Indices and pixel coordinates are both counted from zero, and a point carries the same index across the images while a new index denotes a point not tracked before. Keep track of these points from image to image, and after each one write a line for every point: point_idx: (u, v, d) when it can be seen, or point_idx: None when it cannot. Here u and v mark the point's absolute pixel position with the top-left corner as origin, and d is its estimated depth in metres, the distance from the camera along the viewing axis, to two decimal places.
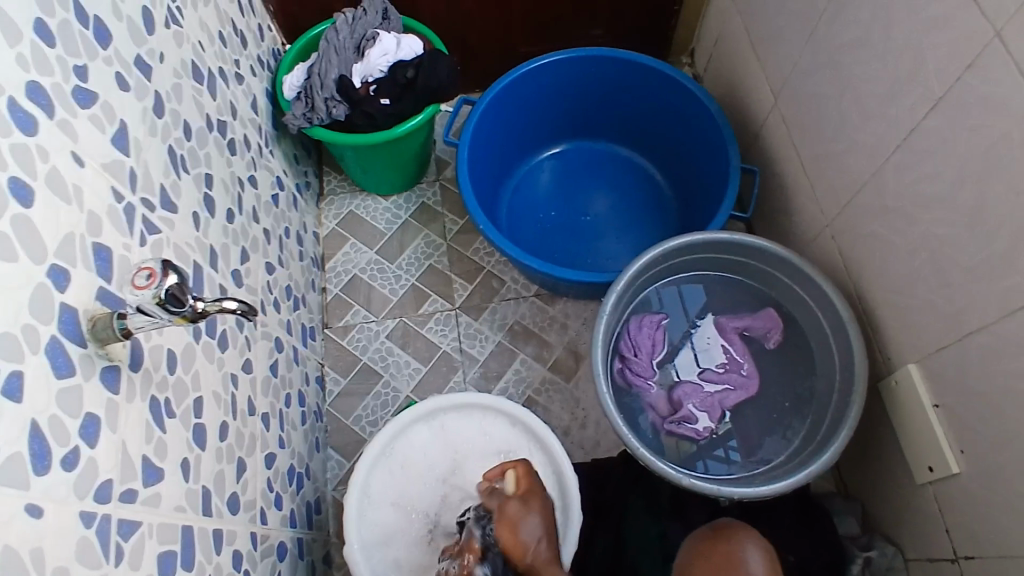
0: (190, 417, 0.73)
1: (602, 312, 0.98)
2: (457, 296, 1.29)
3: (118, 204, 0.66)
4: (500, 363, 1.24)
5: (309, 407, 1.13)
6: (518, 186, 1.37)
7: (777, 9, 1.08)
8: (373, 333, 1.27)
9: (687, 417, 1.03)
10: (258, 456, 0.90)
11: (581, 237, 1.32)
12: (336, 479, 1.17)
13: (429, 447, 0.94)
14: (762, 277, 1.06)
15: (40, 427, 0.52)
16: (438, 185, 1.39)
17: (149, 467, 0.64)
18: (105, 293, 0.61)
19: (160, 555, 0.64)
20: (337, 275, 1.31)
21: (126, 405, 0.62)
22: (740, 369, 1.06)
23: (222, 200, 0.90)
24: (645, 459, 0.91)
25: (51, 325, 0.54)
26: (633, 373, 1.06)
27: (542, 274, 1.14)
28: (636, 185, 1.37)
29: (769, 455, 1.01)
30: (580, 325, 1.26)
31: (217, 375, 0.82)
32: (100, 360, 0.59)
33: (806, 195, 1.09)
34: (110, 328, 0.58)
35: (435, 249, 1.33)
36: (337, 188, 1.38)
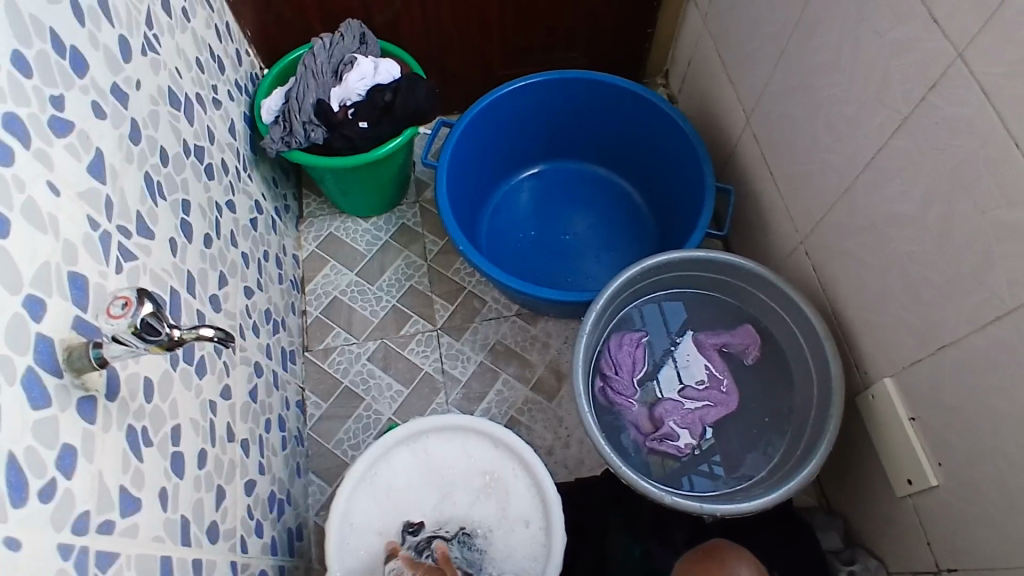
0: (168, 446, 0.73)
1: (582, 332, 0.99)
2: (439, 316, 1.29)
3: (94, 232, 0.66)
4: (482, 383, 1.24)
5: (289, 432, 1.12)
6: (499, 206, 1.38)
7: (748, 32, 1.11)
8: (354, 355, 1.26)
9: (669, 434, 1.03)
10: (237, 483, 0.89)
11: (561, 257, 1.33)
12: (318, 505, 1.16)
13: (412, 471, 0.93)
14: (739, 294, 1.08)
15: (17, 458, 0.52)
16: (418, 206, 1.39)
17: (127, 497, 0.64)
18: (82, 321, 0.61)
19: None
20: (317, 297, 1.30)
21: (103, 435, 0.62)
22: (720, 386, 1.07)
23: (200, 225, 0.90)
24: (628, 477, 0.91)
25: (27, 355, 0.54)
26: (614, 391, 1.07)
27: (522, 294, 1.14)
28: (615, 204, 1.39)
29: (751, 471, 1.02)
30: (562, 343, 1.27)
31: (196, 402, 0.81)
32: (77, 390, 0.59)
33: (780, 212, 1.11)
34: (86, 357, 0.58)
35: (416, 270, 1.33)
36: (317, 210, 1.38)
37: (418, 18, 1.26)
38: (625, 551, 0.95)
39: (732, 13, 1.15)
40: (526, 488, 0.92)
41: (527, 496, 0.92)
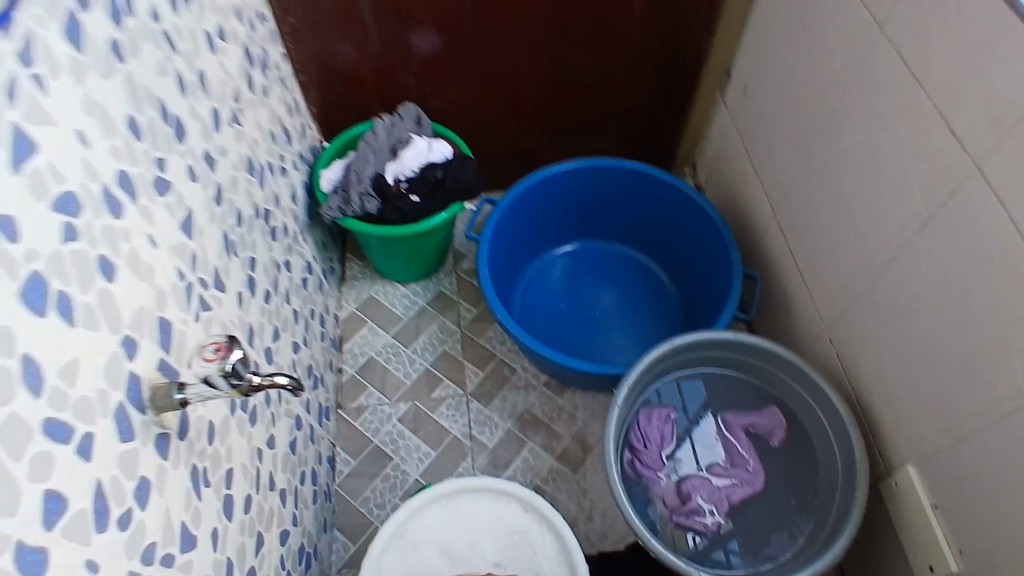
0: (222, 488, 0.76)
1: (614, 405, 1.02)
2: (469, 382, 1.33)
3: (181, 282, 0.72)
4: (509, 450, 1.26)
5: (320, 486, 1.15)
6: (532, 279, 1.45)
7: (774, 132, 1.19)
8: (385, 415, 1.29)
9: (696, 509, 1.05)
10: (274, 532, 0.91)
11: (590, 331, 1.38)
12: (340, 562, 1.16)
13: (443, 530, 0.96)
14: (765, 376, 1.12)
15: (103, 487, 0.54)
16: (455, 274, 1.46)
17: (185, 534, 0.67)
18: (165, 363, 0.66)
19: None
20: (353, 356, 1.35)
21: (173, 471, 0.66)
22: (746, 465, 1.09)
23: (262, 282, 0.97)
24: (656, 550, 0.93)
25: (121, 391, 0.58)
26: (642, 464, 1.09)
27: (555, 365, 1.19)
28: (643, 284, 1.45)
29: (776, 552, 1.03)
30: (588, 415, 1.30)
31: (246, 448, 0.85)
32: (155, 428, 0.63)
33: (804, 299, 1.17)
34: (169, 398, 0.62)
35: (449, 336, 1.38)
36: (359, 273, 1.46)
37: (468, 104, 1.37)
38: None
39: (760, 114, 1.24)
40: (555, 552, 0.94)
41: (556, 561, 0.94)
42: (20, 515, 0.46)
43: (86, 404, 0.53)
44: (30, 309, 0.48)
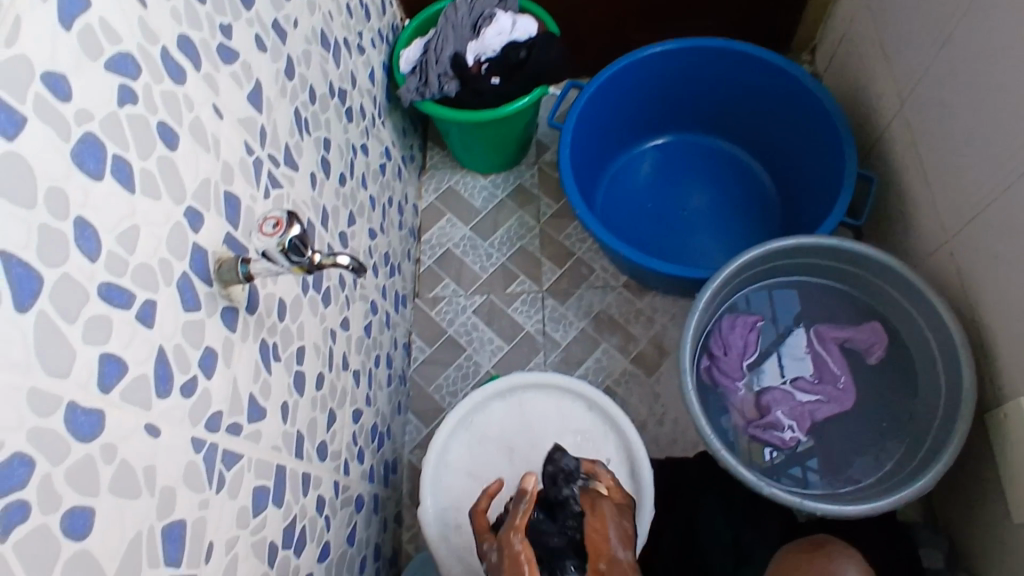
0: (292, 364, 0.78)
1: (694, 309, 0.96)
2: (545, 279, 1.30)
3: (249, 157, 0.71)
4: (582, 349, 1.24)
5: (395, 370, 1.17)
6: (617, 174, 1.36)
7: (912, 7, 1.01)
8: (460, 307, 1.29)
9: (774, 424, 0.99)
10: (347, 409, 0.95)
11: (676, 231, 1.29)
12: (412, 443, 1.21)
13: (508, 421, 0.96)
14: (868, 289, 1.02)
15: (165, 353, 0.55)
16: (537, 167, 1.40)
17: (254, 405, 0.68)
18: (231, 238, 0.65)
19: (255, 489, 0.67)
20: (431, 248, 1.34)
21: (240, 343, 0.66)
22: (836, 381, 1.01)
23: (337, 164, 0.95)
24: (726, 462, 0.90)
25: (184, 262, 0.58)
26: (720, 372, 1.03)
27: (635, 264, 1.12)
28: (739, 183, 1.33)
29: (857, 476, 0.97)
30: (667, 320, 1.25)
31: (319, 328, 0.86)
32: (222, 301, 0.63)
33: (925, 207, 1.03)
34: (234, 271, 0.62)
35: (528, 231, 1.34)
36: (439, 163, 1.42)
37: None
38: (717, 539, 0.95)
39: None
40: (615, 452, 0.93)
41: (615, 460, 0.93)
42: (73, 377, 0.45)
43: (145, 271, 0.53)
44: (86, 172, 0.47)
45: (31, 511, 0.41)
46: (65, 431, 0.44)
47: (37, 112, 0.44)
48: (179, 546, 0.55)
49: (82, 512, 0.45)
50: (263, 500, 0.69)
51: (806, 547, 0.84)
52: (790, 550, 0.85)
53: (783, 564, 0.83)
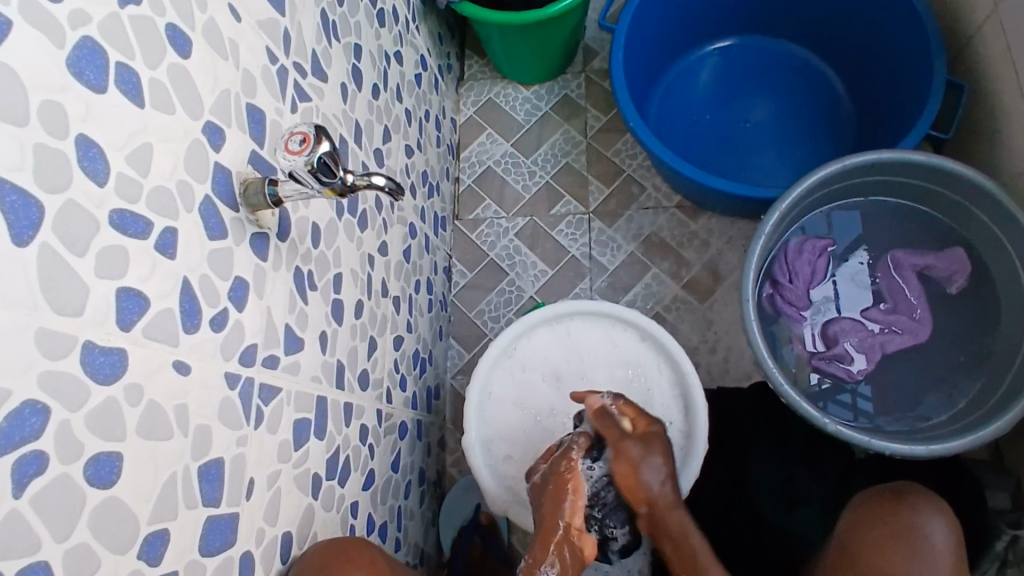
0: (330, 292, 0.73)
1: (759, 235, 0.88)
2: (592, 200, 1.22)
3: (272, 66, 0.64)
4: (631, 274, 1.17)
5: (436, 296, 1.13)
6: (674, 83, 1.24)
7: None
8: (502, 230, 1.23)
9: (841, 355, 0.93)
10: (388, 337, 0.91)
11: (737, 146, 1.18)
12: (455, 369, 1.18)
13: (555, 351, 0.92)
14: (955, 212, 0.92)
15: (191, 284, 0.50)
16: (584, 76, 1.28)
17: (291, 336, 0.64)
18: (257, 156, 0.60)
19: (296, 422, 0.64)
20: (471, 166, 1.26)
21: (274, 273, 0.62)
22: (911, 312, 0.93)
23: (369, 74, 0.87)
24: (787, 397, 0.84)
25: (206, 184, 0.53)
26: (784, 301, 0.95)
27: (692, 183, 1.03)
28: (809, 93, 1.21)
29: (928, 414, 0.90)
30: (722, 244, 1.16)
31: (357, 254, 0.81)
32: (250, 226, 0.58)
33: (1021, 118, 0.91)
34: (261, 194, 0.57)
35: (573, 147, 1.25)
36: (478, 73, 1.31)
37: None
38: (767, 480, 0.91)
39: None
40: (669, 387, 0.89)
41: (668, 393, 0.88)
42: (87, 316, 0.41)
43: (161, 195, 0.48)
44: (87, 84, 0.42)
45: (48, 463, 0.38)
46: (83, 373, 0.40)
47: (24, 14, 0.38)
48: (217, 485, 0.52)
49: (108, 458, 0.42)
50: (305, 432, 0.66)
51: (885, 497, 0.79)
52: (867, 498, 0.81)
53: (858, 515, 0.79)
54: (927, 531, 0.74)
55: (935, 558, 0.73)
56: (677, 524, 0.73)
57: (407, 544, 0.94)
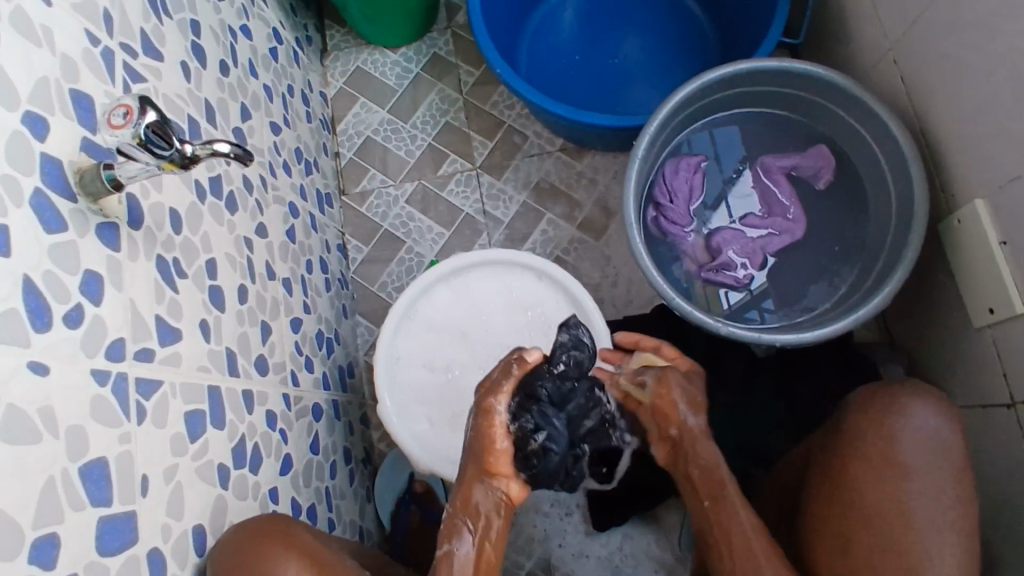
0: (204, 279, 0.70)
1: (633, 161, 0.90)
2: (477, 154, 1.21)
3: (95, 47, 0.59)
4: (527, 223, 1.18)
5: (333, 274, 1.10)
6: (539, 28, 1.24)
7: None
8: (392, 198, 1.21)
9: (727, 264, 0.96)
10: (283, 321, 0.88)
11: (608, 82, 1.20)
12: (366, 344, 1.16)
13: (454, 306, 0.91)
14: (813, 112, 0.98)
15: (35, 282, 0.47)
16: (450, 32, 1.27)
17: (165, 327, 0.61)
18: (91, 144, 0.55)
19: (189, 415, 0.62)
20: (349, 138, 1.23)
21: (131, 263, 0.58)
22: (785, 213, 0.98)
23: (213, 50, 0.83)
24: (682, 310, 0.87)
25: (34, 176, 0.49)
26: (668, 222, 0.98)
27: (568, 121, 1.04)
28: (669, 21, 1.24)
29: (814, 303, 0.96)
30: (610, 180, 1.19)
31: (231, 238, 0.78)
32: (94, 216, 0.55)
33: (866, 16, 0.97)
34: (98, 181, 0.52)
35: (451, 105, 1.24)
36: (341, 43, 1.27)
37: None
38: None
39: None
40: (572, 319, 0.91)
41: None
42: None
43: None
44: None
45: None
46: None
47: None
48: (106, 484, 0.50)
49: None
50: (201, 424, 0.64)
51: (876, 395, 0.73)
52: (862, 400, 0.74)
53: (856, 414, 0.73)
54: (922, 426, 0.69)
55: (939, 454, 0.68)
56: (709, 452, 0.72)
57: (342, 523, 0.93)
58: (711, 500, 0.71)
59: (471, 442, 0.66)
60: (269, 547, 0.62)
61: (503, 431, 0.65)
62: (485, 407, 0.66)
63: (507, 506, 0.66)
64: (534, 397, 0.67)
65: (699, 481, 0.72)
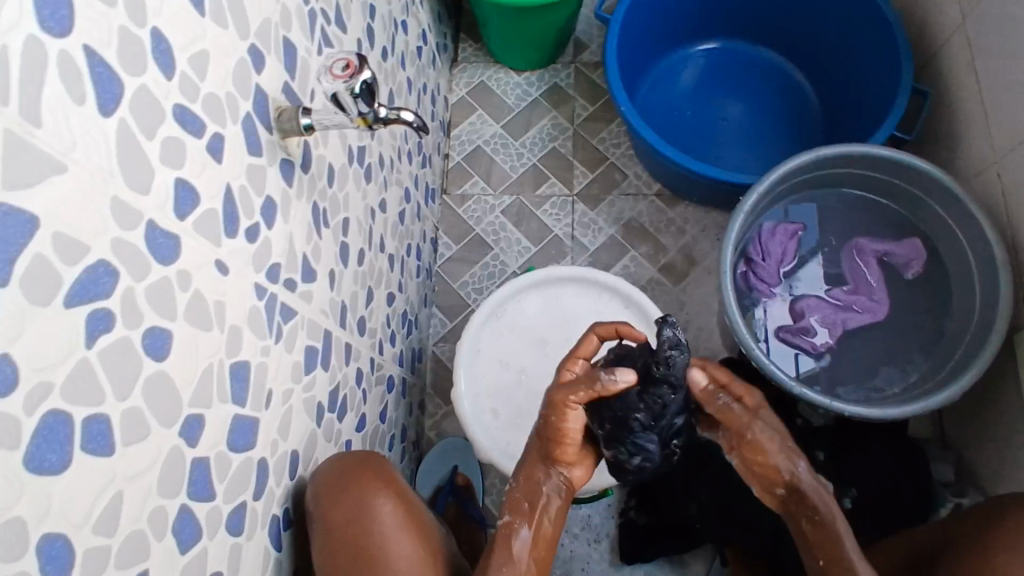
0: (338, 233, 0.76)
1: (738, 213, 0.95)
2: (577, 183, 1.27)
3: (305, 8, 0.67)
4: (611, 255, 1.23)
5: (423, 263, 1.16)
6: (659, 78, 1.31)
7: None
8: (489, 206, 1.27)
9: (806, 329, 1.02)
10: (382, 292, 0.94)
11: (714, 141, 1.26)
12: (437, 336, 1.21)
13: (542, 312, 0.96)
14: (914, 205, 1.02)
15: (233, 193, 0.54)
16: (573, 67, 1.35)
17: (306, 267, 0.67)
18: (289, 88, 0.62)
19: (307, 348, 0.68)
20: (461, 143, 1.31)
21: (296, 201, 0.65)
22: (871, 294, 1.03)
23: (380, 36, 0.90)
24: (759, 362, 0.91)
25: (248, 103, 0.56)
26: (756, 278, 1.04)
27: (676, 167, 1.09)
28: (782, 98, 1.30)
29: (883, 385, 1.00)
30: (698, 231, 1.24)
31: (362, 204, 0.84)
32: (280, 152, 0.61)
33: (978, 126, 1.01)
34: (295, 122, 0.60)
35: (561, 133, 1.31)
36: (471, 56, 1.36)
37: None
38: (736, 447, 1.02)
39: None
40: None
41: None
42: (154, 196, 0.44)
43: (214, 103, 0.51)
44: None
45: (114, 324, 0.41)
46: (147, 251, 0.44)
47: None
48: (244, 387, 0.56)
49: (161, 333, 0.45)
50: (312, 360, 0.69)
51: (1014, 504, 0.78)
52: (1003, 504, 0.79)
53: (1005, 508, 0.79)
54: None
55: None
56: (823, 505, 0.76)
57: None
58: (826, 560, 0.75)
59: (546, 434, 0.74)
60: (371, 481, 0.68)
61: (574, 427, 0.73)
62: (562, 407, 0.72)
63: (567, 491, 0.75)
64: (622, 414, 0.70)
65: (812, 537, 0.76)
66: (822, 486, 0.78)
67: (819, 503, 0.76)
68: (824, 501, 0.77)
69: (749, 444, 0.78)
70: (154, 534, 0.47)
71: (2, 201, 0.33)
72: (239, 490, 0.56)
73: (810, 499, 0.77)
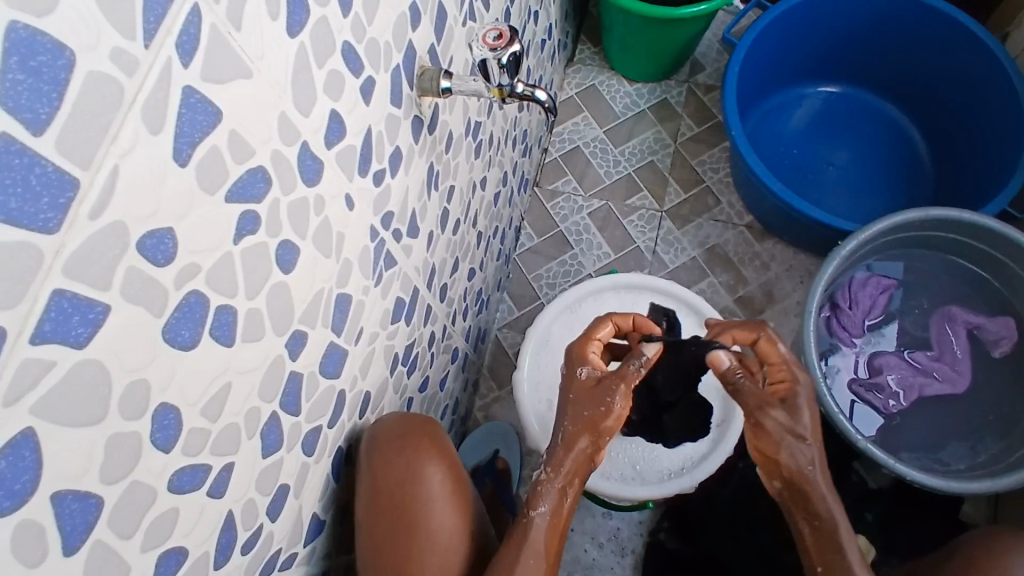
0: (444, 198, 0.79)
1: (834, 256, 0.94)
2: (668, 201, 1.27)
3: None
4: (689, 276, 1.23)
5: (505, 249, 1.18)
6: (770, 112, 1.30)
7: None
8: (577, 207, 1.28)
9: (880, 386, 0.99)
10: (465, 265, 0.96)
11: (815, 184, 1.24)
12: (502, 321, 1.23)
13: None
14: (1016, 285, 0.98)
15: (371, 136, 0.57)
16: (686, 86, 1.35)
17: (413, 222, 0.70)
18: (433, 51, 0.65)
19: (397, 299, 0.71)
20: (562, 141, 1.32)
21: (418, 158, 0.68)
22: (954, 364, 0.99)
23: (514, 20, 0.93)
24: (828, 408, 0.89)
25: (399, 55, 0.58)
26: (839, 325, 1.02)
27: (774, 199, 1.07)
28: (894, 154, 1.27)
29: (949, 459, 0.97)
30: (782, 270, 1.22)
31: (467, 176, 0.87)
32: (415, 109, 0.64)
33: None
34: (435, 83, 0.63)
35: (662, 148, 1.31)
36: (588, 59, 1.38)
37: None
38: None
39: None
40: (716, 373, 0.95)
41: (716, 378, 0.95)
42: (311, 120, 0.47)
43: (373, 48, 0.54)
44: None
45: (258, 228, 0.44)
46: (296, 170, 0.47)
47: None
48: (343, 318, 0.59)
49: (291, 247, 0.48)
50: (399, 311, 0.72)
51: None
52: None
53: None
54: None
55: None
56: (826, 510, 0.71)
57: None
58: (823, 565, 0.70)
59: (592, 417, 0.73)
60: (427, 448, 0.70)
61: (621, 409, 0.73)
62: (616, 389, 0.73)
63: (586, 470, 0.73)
64: None
65: (809, 541, 0.72)
66: (829, 488, 0.72)
67: (820, 505, 0.71)
68: (827, 504, 0.71)
69: (757, 432, 0.74)
70: (246, 432, 0.48)
71: (198, 90, 0.36)
72: (319, 414, 0.59)
73: (812, 501, 0.71)
